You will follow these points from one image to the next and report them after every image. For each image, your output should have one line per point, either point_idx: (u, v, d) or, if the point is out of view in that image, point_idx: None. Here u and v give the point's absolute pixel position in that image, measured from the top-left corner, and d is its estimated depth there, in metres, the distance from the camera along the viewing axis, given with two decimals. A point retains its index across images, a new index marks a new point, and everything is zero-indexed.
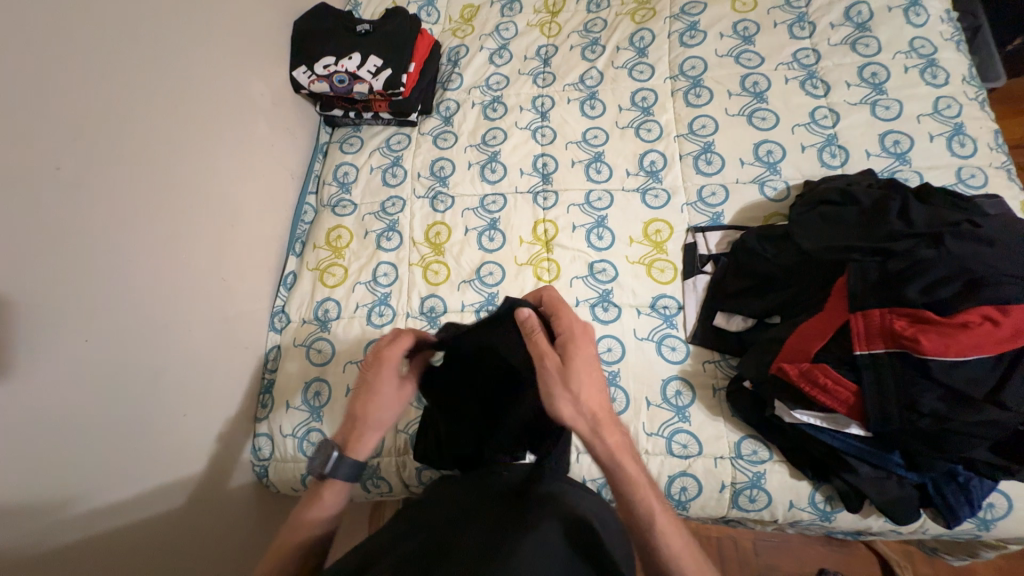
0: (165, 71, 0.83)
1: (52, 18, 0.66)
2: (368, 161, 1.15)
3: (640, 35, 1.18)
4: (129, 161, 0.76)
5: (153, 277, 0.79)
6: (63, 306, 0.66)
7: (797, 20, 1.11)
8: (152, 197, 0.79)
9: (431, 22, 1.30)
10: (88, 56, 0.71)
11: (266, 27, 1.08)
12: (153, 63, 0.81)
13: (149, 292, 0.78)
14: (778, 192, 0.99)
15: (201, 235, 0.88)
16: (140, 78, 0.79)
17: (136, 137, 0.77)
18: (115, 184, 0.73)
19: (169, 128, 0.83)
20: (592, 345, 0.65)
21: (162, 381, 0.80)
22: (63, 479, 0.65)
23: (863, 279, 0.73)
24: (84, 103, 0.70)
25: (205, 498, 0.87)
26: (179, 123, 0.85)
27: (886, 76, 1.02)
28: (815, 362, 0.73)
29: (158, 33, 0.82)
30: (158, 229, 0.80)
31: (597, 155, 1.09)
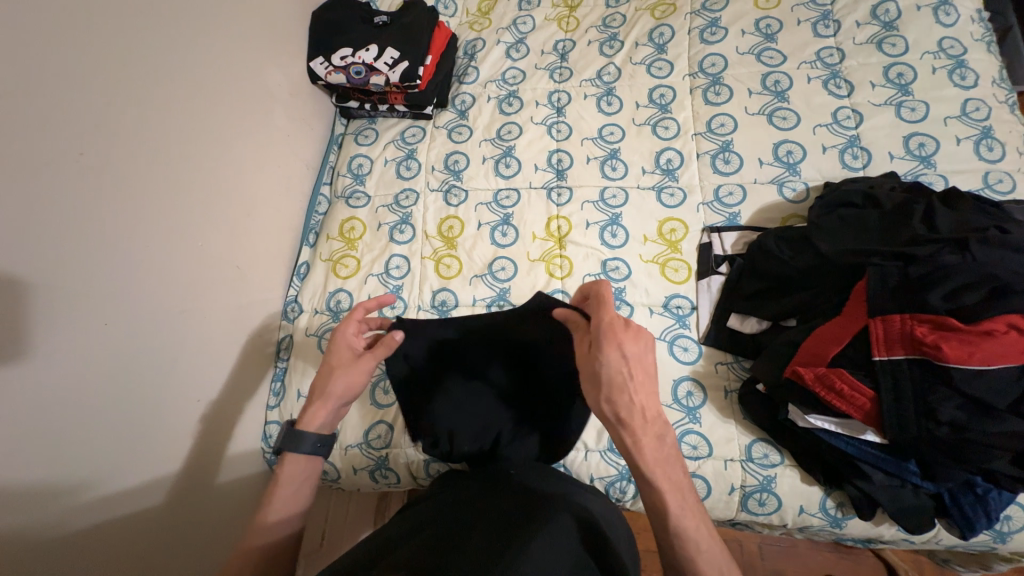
0: (186, 60, 0.84)
1: (78, 6, 0.67)
2: (383, 154, 1.14)
3: (660, 31, 1.16)
4: (149, 149, 0.77)
5: (170, 264, 0.80)
6: (84, 291, 0.67)
7: (822, 18, 1.09)
8: (171, 184, 0.80)
9: (449, 14, 1.29)
10: (112, 44, 0.72)
11: (285, 18, 1.08)
12: (174, 51, 0.82)
13: (165, 279, 0.79)
14: (797, 193, 0.98)
15: (218, 224, 0.89)
16: (161, 66, 0.79)
17: (156, 125, 0.78)
18: (136, 171, 0.74)
19: (189, 116, 0.84)
20: (617, 343, 0.59)
21: (177, 367, 0.81)
22: (80, 459, 0.67)
23: (883, 284, 0.71)
24: (107, 90, 0.71)
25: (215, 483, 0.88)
26: (199, 112, 0.86)
27: (912, 76, 1.00)
28: (832, 367, 0.72)
29: (180, 21, 0.83)
30: (175, 216, 0.81)
31: (613, 152, 1.08)
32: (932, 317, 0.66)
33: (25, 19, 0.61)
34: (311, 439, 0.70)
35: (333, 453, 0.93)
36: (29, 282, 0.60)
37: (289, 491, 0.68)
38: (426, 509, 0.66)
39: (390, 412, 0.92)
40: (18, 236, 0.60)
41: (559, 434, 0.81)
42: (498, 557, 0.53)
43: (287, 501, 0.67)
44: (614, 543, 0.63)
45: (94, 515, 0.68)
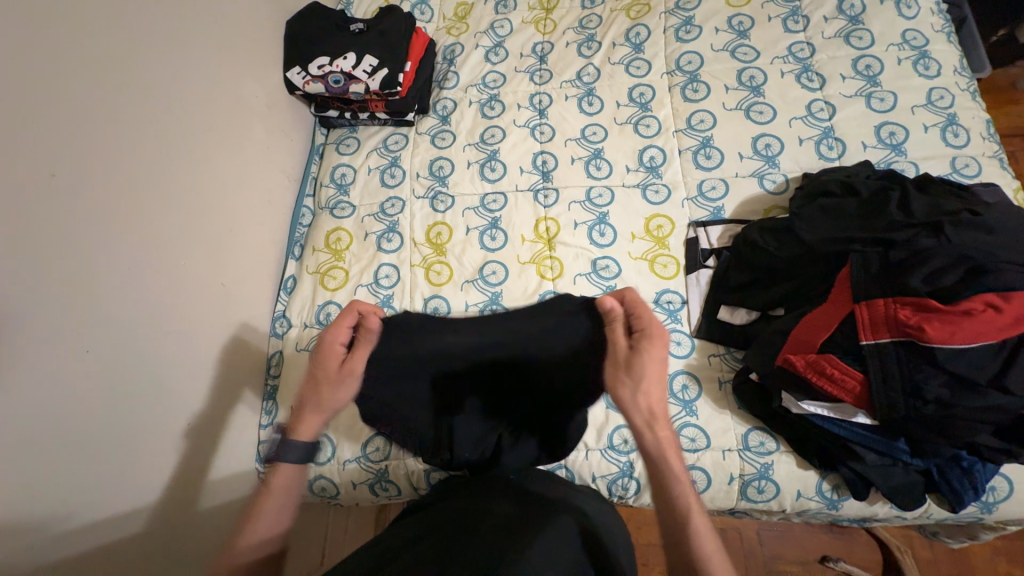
0: (159, 74, 0.82)
1: (43, 23, 0.65)
2: (366, 162, 1.13)
3: (636, 31, 1.18)
4: (126, 166, 0.75)
5: (152, 284, 0.78)
6: (62, 316, 0.65)
7: (791, 14, 1.12)
8: (149, 202, 0.78)
9: (425, 20, 1.28)
10: (81, 60, 0.69)
11: (260, 28, 1.06)
12: (146, 66, 0.80)
13: (149, 298, 0.77)
14: (777, 185, 1.00)
15: (200, 240, 0.87)
16: (134, 81, 0.77)
17: (131, 142, 0.76)
18: (112, 190, 0.72)
19: (164, 132, 0.82)
20: (664, 346, 0.67)
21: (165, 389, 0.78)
22: (70, 487, 0.65)
23: (866, 269, 0.74)
24: (78, 108, 0.69)
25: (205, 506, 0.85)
26: (174, 127, 0.84)
27: (880, 68, 1.03)
28: (822, 353, 0.74)
29: (151, 35, 0.81)
30: (155, 235, 0.79)
31: (596, 151, 1.09)
32: (912, 299, 0.68)
33: None
34: (299, 447, 0.69)
35: (331, 469, 0.91)
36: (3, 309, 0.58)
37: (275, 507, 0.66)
38: (433, 514, 0.65)
39: None
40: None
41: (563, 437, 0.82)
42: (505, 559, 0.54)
43: (269, 519, 0.65)
44: (610, 545, 0.64)
45: (82, 545, 0.66)
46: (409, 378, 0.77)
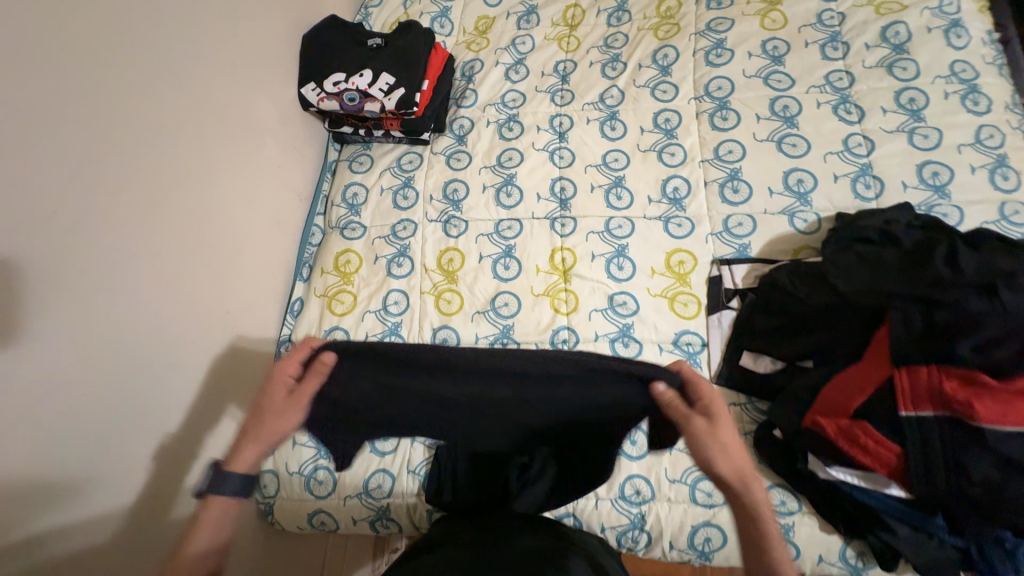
0: (171, 97, 0.79)
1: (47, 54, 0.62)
2: (378, 182, 1.10)
3: (664, 52, 1.13)
4: (132, 197, 0.73)
5: (154, 315, 0.76)
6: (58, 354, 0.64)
7: (830, 40, 1.06)
8: (153, 232, 0.76)
9: (445, 33, 1.24)
10: (88, 90, 0.67)
11: (276, 42, 1.03)
12: (158, 90, 0.77)
13: (148, 330, 0.75)
14: (809, 224, 0.95)
15: (205, 267, 0.85)
16: (144, 106, 0.75)
17: (139, 172, 0.74)
18: (114, 223, 0.70)
19: (175, 158, 0.80)
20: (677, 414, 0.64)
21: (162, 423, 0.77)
22: (59, 530, 0.64)
23: (906, 328, 0.68)
24: (86, 139, 0.67)
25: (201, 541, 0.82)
26: (185, 151, 0.81)
27: (924, 102, 0.97)
28: (856, 419, 0.69)
29: (163, 57, 0.78)
30: (159, 264, 0.77)
31: (617, 180, 1.04)
32: (962, 371, 0.64)
33: None
34: (235, 481, 0.62)
35: (331, 503, 0.88)
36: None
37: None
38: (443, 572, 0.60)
39: (393, 459, 0.88)
40: None
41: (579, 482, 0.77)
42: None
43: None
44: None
45: None
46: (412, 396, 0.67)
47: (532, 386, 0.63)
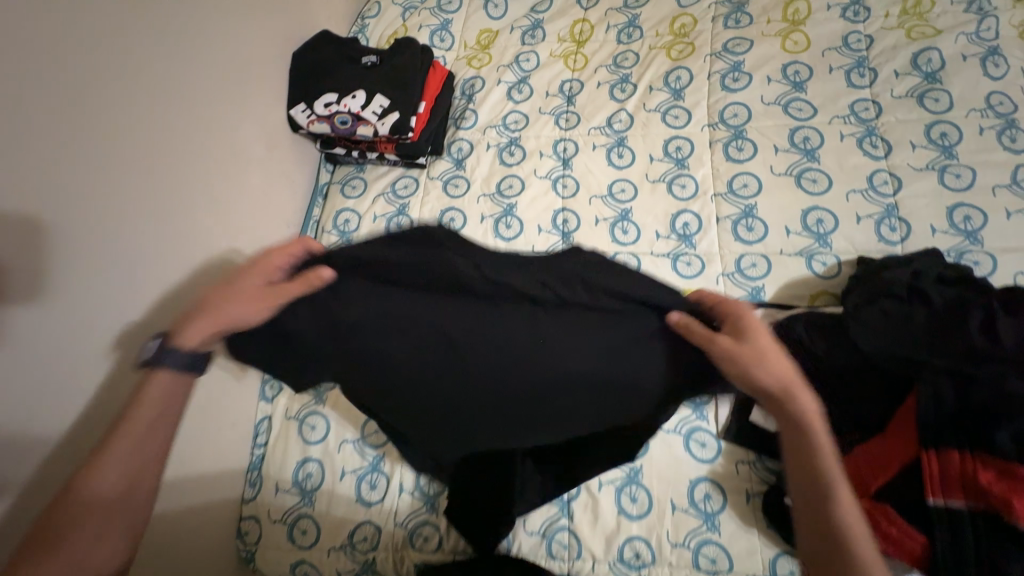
0: (145, 131, 0.74)
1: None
2: (371, 209, 1.05)
3: (676, 74, 1.06)
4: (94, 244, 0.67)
5: (118, 369, 0.70)
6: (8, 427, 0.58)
7: (856, 66, 0.99)
8: (118, 279, 0.70)
9: (445, 48, 1.18)
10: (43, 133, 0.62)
11: (264, 62, 0.97)
12: (129, 126, 0.71)
13: (114, 385, 0.70)
14: (827, 268, 0.89)
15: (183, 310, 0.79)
16: (113, 144, 0.69)
17: (100, 215, 0.68)
18: (72, 273, 0.65)
19: (145, 197, 0.74)
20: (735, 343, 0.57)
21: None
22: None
23: (937, 406, 0.62)
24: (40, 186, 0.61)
25: None
26: (156, 188, 0.75)
27: (957, 137, 0.90)
28: (875, 501, 0.64)
29: (135, 90, 0.72)
30: (126, 313, 0.71)
31: (624, 212, 0.98)
32: (1000, 463, 0.58)
33: None
34: (181, 357, 0.57)
35: (312, 555, 0.83)
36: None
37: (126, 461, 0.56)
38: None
39: (379, 511, 0.83)
40: None
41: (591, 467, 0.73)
42: None
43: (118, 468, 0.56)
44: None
45: None
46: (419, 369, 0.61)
47: (547, 322, 0.58)
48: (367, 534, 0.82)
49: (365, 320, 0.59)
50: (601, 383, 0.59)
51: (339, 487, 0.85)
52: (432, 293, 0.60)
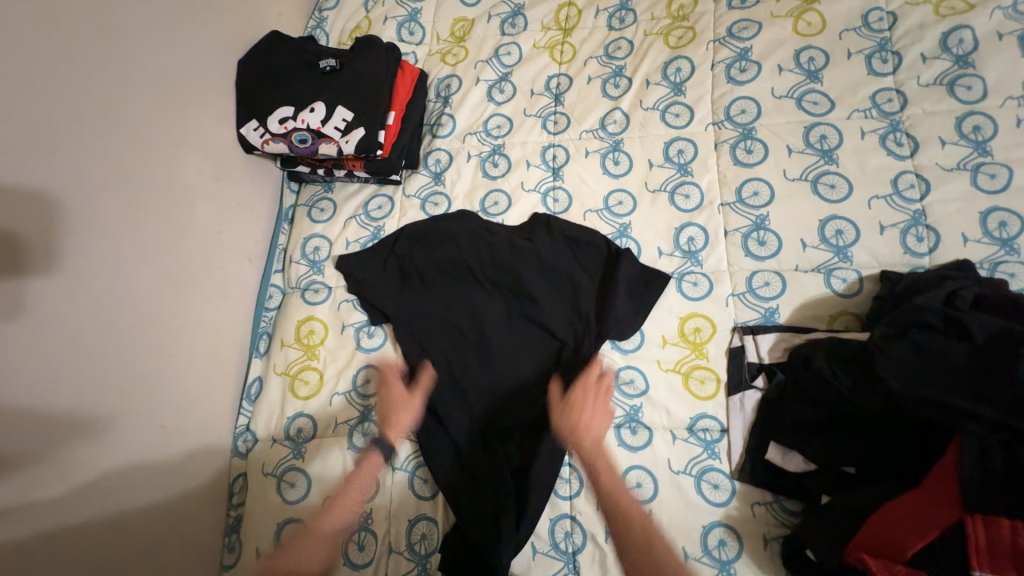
0: (48, 181, 0.62)
1: None
2: (343, 233, 0.95)
3: (676, 65, 0.94)
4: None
5: (56, 455, 0.62)
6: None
7: (877, 49, 0.88)
8: (38, 356, 0.60)
9: (415, 42, 1.05)
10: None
11: (205, 77, 0.84)
12: (17, 179, 0.58)
13: (43, 484, 0.61)
14: (848, 285, 0.80)
15: (122, 382, 0.70)
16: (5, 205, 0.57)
17: None
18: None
19: (51, 262, 0.62)
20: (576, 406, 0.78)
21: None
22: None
23: (982, 463, 0.56)
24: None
25: None
26: (67, 251, 0.63)
27: (992, 130, 0.80)
28: (911, 565, 0.57)
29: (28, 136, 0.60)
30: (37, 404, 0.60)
31: (622, 228, 0.89)
32: None
33: None
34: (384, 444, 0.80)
35: None
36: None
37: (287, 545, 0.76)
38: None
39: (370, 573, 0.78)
40: None
41: (558, 364, 0.84)
42: None
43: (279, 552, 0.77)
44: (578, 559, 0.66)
45: None
46: (430, 277, 0.90)
47: (506, 233, 0.90)
48: None
49: (413, 239, 0.92)
50: (555, 270, 0.88)
51: None
52: (442, 219, 0.92)
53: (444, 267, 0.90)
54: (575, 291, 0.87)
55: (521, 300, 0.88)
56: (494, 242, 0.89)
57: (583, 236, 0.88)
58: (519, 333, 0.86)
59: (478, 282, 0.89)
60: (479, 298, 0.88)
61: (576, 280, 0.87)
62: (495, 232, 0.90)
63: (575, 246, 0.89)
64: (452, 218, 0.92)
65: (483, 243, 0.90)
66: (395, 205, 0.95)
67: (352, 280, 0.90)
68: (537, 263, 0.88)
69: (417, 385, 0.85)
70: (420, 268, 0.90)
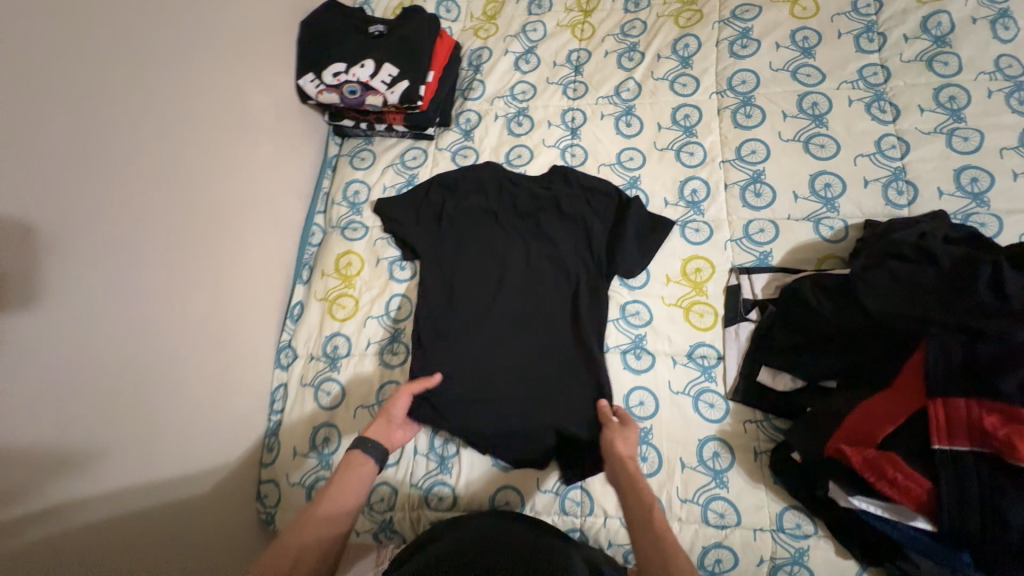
0: (155, 94, 0.73)
1: (42, 53, 0.58)
2: (381, 179, 1.06)
3: (684, 42, 1.06)
4: (113, 210, 0.66)
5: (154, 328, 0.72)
6: (18, 406, 0.55)
7: (865, 30, 0.98)
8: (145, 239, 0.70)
9: (451, 19, 1.18)
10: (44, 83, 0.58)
11: (272, 33, 0.97)
12: (140, 89, 0.70)
13: (143, 351, 0.70)
14: (835, 232, 0.89)
15: (200, 278, 0.80)
16: (126, 106, 0.68)
17: (118, 179, 0.67)
18: (94, 236, 0.64)
19: (155, 161, 0.72)
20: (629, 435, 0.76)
21: (141, 460, 0.70)
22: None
23: (945, 361, 0.63)
24: (46, 146, 0.58)
25: (199, 542, 0.79)
26: (167, 154, 0.74)
27: (965, 100, 0.90)
28: (883, 450, 0.65)
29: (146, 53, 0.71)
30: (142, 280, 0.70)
31: (632, 180, 0.99)
32: (1003, 406, 0.59)
33: None
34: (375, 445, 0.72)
35: None
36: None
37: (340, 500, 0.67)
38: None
39: (396, 472, 0.87)
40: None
41: (573, 296, 0.93)
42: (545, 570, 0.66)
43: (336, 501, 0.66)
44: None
45: None
46: (455, 219, 0.99)
47: (527, 181, 1.00)
48: (385, 495, 0.86)
49: (443, 187, 1.02)
50: (573, 211, 0.97)
51: None
52: (470, 169, 1.03)
53: (469, 210, 0.99)
54: (590, 232, 0.96)
55: (541, 239, 0.97)
56: (517, 190, 1.00)
57: (599, 183, 0.98)
58: (538, 268, 0.95)
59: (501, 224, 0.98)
60: (500, 237, 0.98)
61: (592, 221, 0.96)
62: (517, 183, 1.00)
63: (591, 190, 0.98)
64: (480, 168, 1.02)
65: (506, 191, 1.00)
66: (430, 160, 1.06)
67: (388, 220, 1.00)
68: (557, 206, 0.98)
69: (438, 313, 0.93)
70: (450, 212, 0.99)
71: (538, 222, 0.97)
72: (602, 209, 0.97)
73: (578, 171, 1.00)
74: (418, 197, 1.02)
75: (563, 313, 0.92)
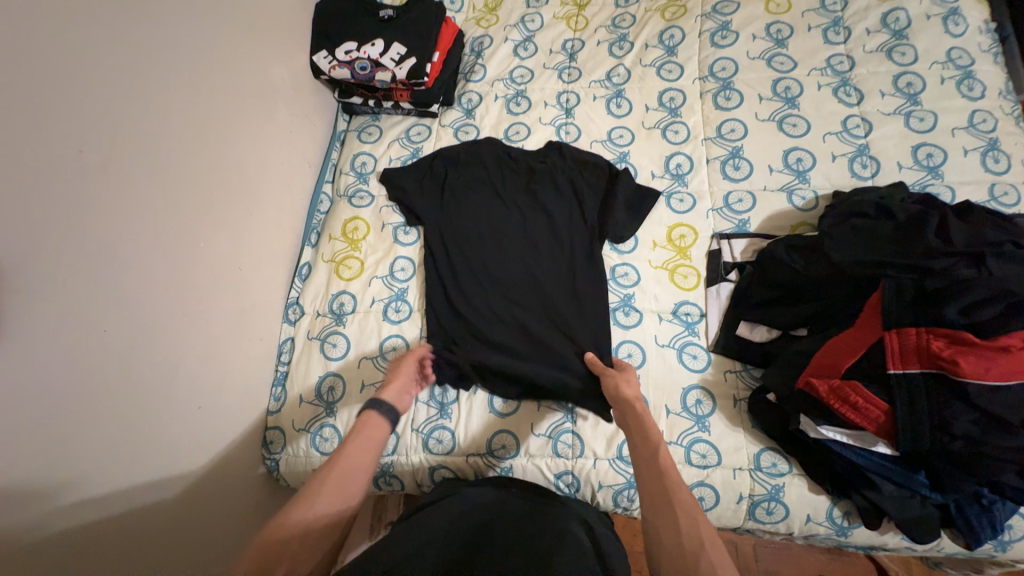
0: (188, 52, 0.80)
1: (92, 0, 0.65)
2: (387, 152, 1.12)
3: (670, 33, 1.15)
4: (146, 150, 0.72)
5: (177, 264, 0.77)
6: (65, 312, 0.61)
7: (832, 25, 1.09)
8: (172, 182, 0.76)
9: (455, 10, 1.27)
10: (99, 27, 0.66)
11: (289, 13, 1.06)
12: (172, 45, 0.77)
13: (167, 282, 0.75)
14: (807, 201, 0.97)
15: (221, 224, 0.86)
16: (163, 57, 0.76)
17: (150, 121, 0.73)
18: (130, 170, 0.70)
19: (186, 110, 0.79)
20: (633, 384, 0.79)
21: (162, 385, 0.75)
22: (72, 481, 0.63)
23: (898, 296, 0.71)
24: (95, 83, 0.65)
25: (205, 474, 0.83)
26: (197, 108, 0.81)
27: (921, 86, 1.00)
28: (845, 379, 0.72)
29: (182, 15, 0.79)
30: (167, 218, 0.76)
31: (622, 155, 1.07)
32: (948, 331, 0.67)
33: (43, 15, 0.59)
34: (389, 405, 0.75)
35: None
36: (11, 295, 0.55)
37: (342, 491, 0.62)
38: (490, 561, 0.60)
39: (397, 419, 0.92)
40: (30, 240, 0.57)
41: (567, 261, 0.98)
42: (525, 516, 0.70)
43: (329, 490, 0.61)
44: (613, 563, 0.65)
45: (87, 516, 0.64)
46: (456, 188, 1.05)
47: (522, 154, 1.08)
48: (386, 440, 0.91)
49: (443, 159, 1.08)
50: (569, 184, 1.04)
51: (358, 397, 0.91)
52: (470, 143, 1.09)
53: (468, 180, 1.06)
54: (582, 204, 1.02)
55: (536, 209, 1.03)
56: (514, 164, 1.07)
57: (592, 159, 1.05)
58: (534, 235, 1.01)
59: (497, 194, 1.05)
60: (498, 205, 1.04)
61: (587, 193, 1.03)
62: (513, 158, 1.07)
63: (583, 166, 1.05)
64: (477, 143, 1.09)
65: (501, 164, 1.07)
66: (433, 137, 1.13)
67: (393, 190, 1.06)
68: (553, 180, 1.05)
69: (439, 276, 0.98)
70: (452, 183, 1.06)
71: (533, 194, 1.04)
72: (595, 182, 1.04)
73: (572, 147, 1.07)
74: (420, 170, 1.07)
75: (558, 276, 0.97)
